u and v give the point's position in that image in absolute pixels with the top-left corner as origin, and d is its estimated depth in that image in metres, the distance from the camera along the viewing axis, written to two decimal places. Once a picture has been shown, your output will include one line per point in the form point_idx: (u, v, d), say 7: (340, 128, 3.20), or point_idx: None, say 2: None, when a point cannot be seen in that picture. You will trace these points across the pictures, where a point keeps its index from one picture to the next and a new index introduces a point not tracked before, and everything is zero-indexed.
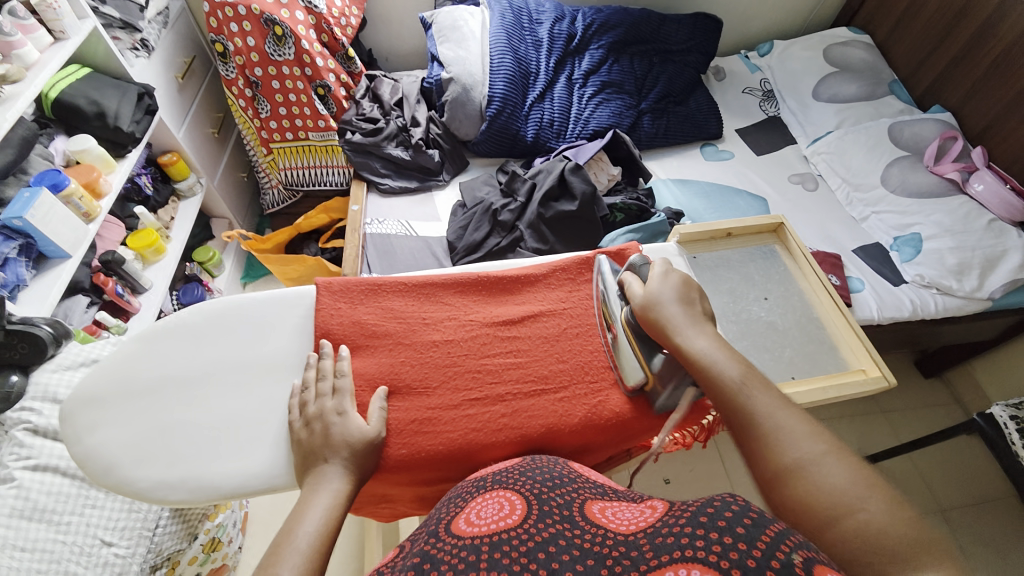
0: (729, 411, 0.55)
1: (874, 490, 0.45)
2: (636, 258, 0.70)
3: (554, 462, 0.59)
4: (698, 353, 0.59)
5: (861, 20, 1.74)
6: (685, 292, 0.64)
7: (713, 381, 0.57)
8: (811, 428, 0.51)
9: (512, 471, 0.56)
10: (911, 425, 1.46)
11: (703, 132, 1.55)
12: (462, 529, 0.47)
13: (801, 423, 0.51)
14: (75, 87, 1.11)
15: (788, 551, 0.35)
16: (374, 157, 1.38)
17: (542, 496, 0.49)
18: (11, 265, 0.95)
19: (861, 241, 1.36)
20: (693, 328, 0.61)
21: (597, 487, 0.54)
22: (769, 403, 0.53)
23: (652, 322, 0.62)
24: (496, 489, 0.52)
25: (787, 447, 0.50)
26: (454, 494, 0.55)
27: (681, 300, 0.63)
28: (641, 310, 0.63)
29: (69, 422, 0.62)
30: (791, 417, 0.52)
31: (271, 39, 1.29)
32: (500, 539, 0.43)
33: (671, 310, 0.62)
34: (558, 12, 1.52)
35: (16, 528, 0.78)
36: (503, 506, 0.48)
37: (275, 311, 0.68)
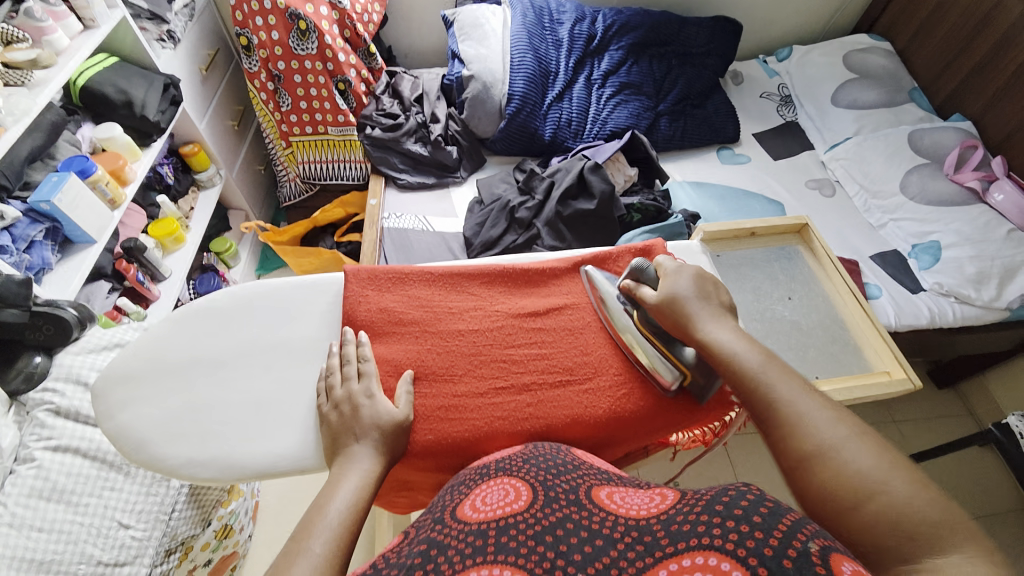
0: (750, 398, 0.54)
1: (900, 471, 0.45)
2: (637, 261, 0.68)
3: (555, 448, 0.58)
4: (719, 345, 0.58)
5: (882, 27, 1.73)
6: (703, 285, 0.63)
7: (734, 370, 0.56)
8: (834, 413, 0.51)
9: (513, 458, 0.56)
10: (924, 434, 1.44)
11: (721, 136, 1.55)
12: (467, 514, 0.46)
13: (823, 408, 0.51)
14: (103, 75, 1.13)
15: (805, 539, 0.35)
16: (393, 153, 1.39)
17: (548, 482, 0.49)
18: (37, 247, 0.97)
19: (879, 247, 1.35)
20: (713, 320, 0.60)
21: (602, 474, 0.54)
22: (790, 390, 0.53)
23: (671, 315, 0.62)
24: (499, 476, 0.52)
25: (809, 432, 0.49)
26: (457, 481, 0.55)
27: (699, 290, 0.63)
28: (660, 305, 0.63)
29: (101, 399, 0.63)
30: (814, 403, 0.51)
31: (294, 33, 1.30)
32: (508, 524, 0.43)
33: (688, 302, 0.61)
34: (578, 13, 1.53)
35: (34, 508, 0.78)
36: (508, 492, 0.48)
37: (304, 297, 0.69)
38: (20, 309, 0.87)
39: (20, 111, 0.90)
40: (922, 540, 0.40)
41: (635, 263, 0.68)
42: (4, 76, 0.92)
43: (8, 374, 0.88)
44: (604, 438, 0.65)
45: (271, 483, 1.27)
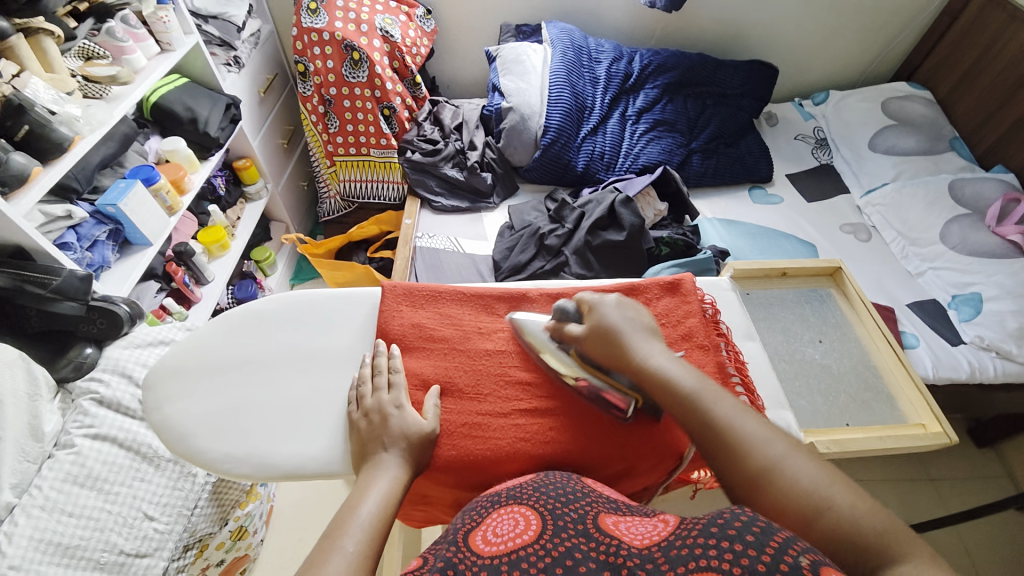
0: (692, 423, 0.56)
1: (837, 482, 0.48)
2: (558, 303, 0.69)
3: (566, 477, 0.58)
4: (657, 370, 0.59)
5: (922, 76, 1.73)
6: (630, 312, 0.65)
7: (675, 395, 0.57)
8: (769, 427, 0.54)
9: (525, 487, 0.56)
10: (961, 495, 1.36)
11: (754, 175, 1.56)
12: (479, 545, 0.47)
13: (760, 424, 0.54)
14: (173, 94, 1.23)
15: (796, 554, 0.35)
16: (430, 176, 1.45)
17: (556, 511, 0.50)
18: (100, 246, 1.04)
19: (916, 295, 1.32)
20: (647, 346, 0.62)
21: (610, 502, 0.54)
22: (729, 409, 0.55)
23: (602, 343, 0.63)
24: (509, 505, 0.52)
25: (756, 451, 0.51)
26: (470, 507, 0.55)
27: (626, 316, 0.64)
28: (591, 334, 0.64)
29: (152, 390, 0.67)
30: (751, 420, 0.54)
31: (348, 62, 1.40)
32: (520, 556, 0.44)
33: (620, 328, 0.63)
34: (616, 52, 1.59)
35: (69, 492, 0.82)
36: (518, 522, 0.48)
37: (343, 307, 0.72)
38: (78, 302, 0.93)
39: (97, 121, 0.98)
40: (876, 554, 0.43)
41: (557, 304, 0.69)
42: (84, 89, 1.01)
43: (59, 362, 0.94)
44: (629, 466, 0.65)
45: (287, 490, 1.29)
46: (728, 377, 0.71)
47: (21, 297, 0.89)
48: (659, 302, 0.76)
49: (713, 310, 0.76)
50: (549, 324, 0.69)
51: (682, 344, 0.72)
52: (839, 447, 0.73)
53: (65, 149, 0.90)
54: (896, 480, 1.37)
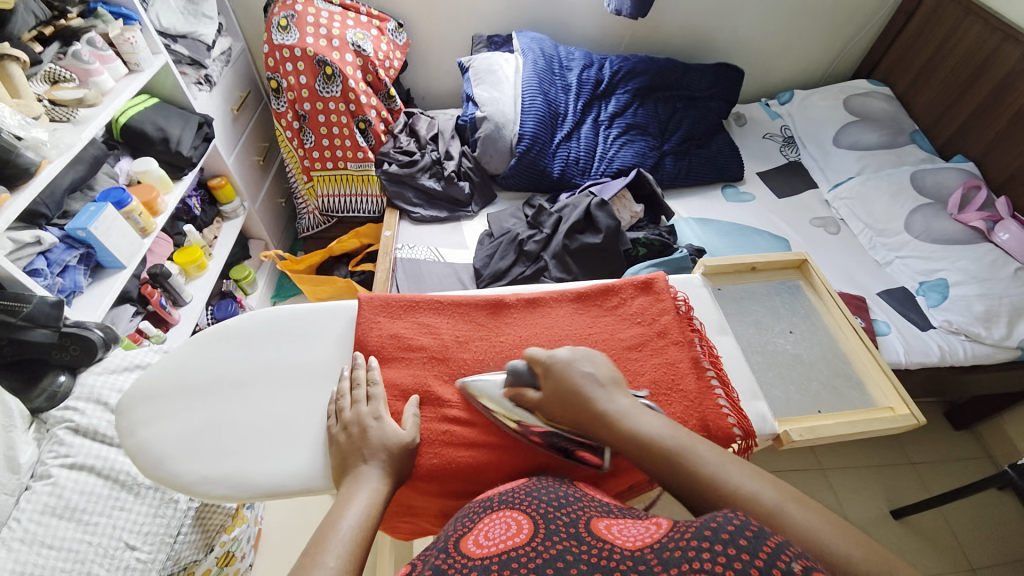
0: (679, 484, 0.54)
1: (832, 528, 0.46)
2: (512, 364, 0.66)
3: (558, 482, 0.59)
4: (631, 429, 0.57)
5: (881, 73, 1.80)
6: (586, 365, 0.63)
7: (656, 453, 0.55)
8: (756, 475, 0.52)
9: (516, 491, 0.57)
10: (941, 477, 1.40)
11: (725, 174, 1.60)
12: (470, 549, 0.47)
13: (746, 474, 0.52)
14: (143, 114, 1.22)
15: (789, 559, 0.34)
16: (408, 187, 1.46)
17: (549, 516, 0.50)
18: (71, 272, 1.02)
19: (885, 283, 1.36)
20: (615, 401, 0.60)
21: (602, 505, 0.55)
22: (712, 463, 0.53)
23: (565, 404, 0.61)
24: (502, 510, 0.53)
25: (750, 506, 0.49)
26: (461, 514, 0.56)
27: (587, 370, 0.62)
28: (552, 395, 0.61)
29: (127, 415, 0.66)
30: (736, 470, 0.52)
31: (322, 77, 1.40)
32: (510, 557, 0.44)
33: (581, 386, 0.61)
34: (587, 60, 1.62)
35: (46, 525, 0.79)
36: (511, 526, 0.49)
37: (319, 322, 0.73)
38: (50, 329, 0.91)
39: (64, 145, 0.97)
40: None
41: (510, 366, 0.66)
42: (50, 113, 1.00)
43: (32, 392, 0.91)
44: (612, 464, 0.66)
45: (274, 511, 1.28)
46: (703, 372, 0.72)
47: None
48: (634, 302, 0.77)
49: (686, 307, 0.78)
50: (506, 386, 0.66)
51: (657, 343, 0.73)
52: (812, 434, 0.75)
53: (34, 174, 0.89)
54: (877, 466, 1.41)
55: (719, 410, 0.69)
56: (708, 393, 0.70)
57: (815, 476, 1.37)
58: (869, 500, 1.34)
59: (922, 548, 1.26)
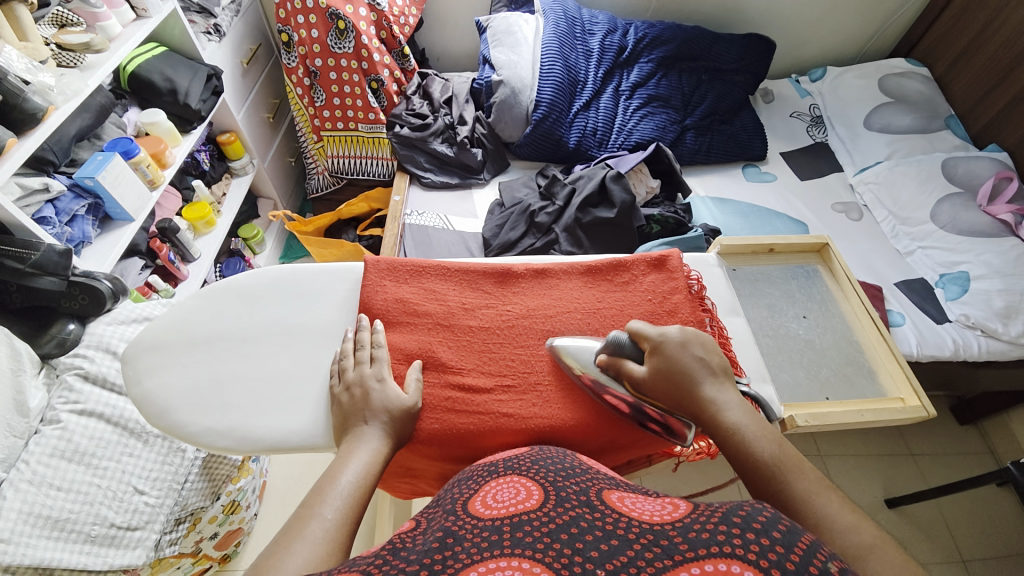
0: (766, 491, 0.51)
1: None
2: (614, 335, 0.64)
3: (561, 452, 0.58)
4: (730, 426, 0.56)
5: (921, 52, 1.71)
6: (698, 349, 0.61)
7: (748, 456, 0.54)
8: (855, 513, 0.47)
9: (521, 459, 0.57)
10: (940, 470, 1.40)
11: (748, 153, 1.54)
12: (479, 510, 0.47)
13: (843, 506, 0.48)
14: (151, 63, 1.19)
15: (824, 559, 0.35)
16: (419, 152, 1.43)
17: (559, 484, 0.49)
18: (79, 222, 1.02)
19: (904, 273, 1.32)
20: (718, 393, 0.59)
21: (610, 479, 0.54)
22: (809, 486, 0.50)
23: (667, 381, 0.59)
24: (508, 475, 0.53)
25: (838, 534, 0.45)
26: (464, 477, 0.56)
27: (698, 355, 0.60)
28: (654, 378, 0.60)
29: (132, 365, 0.66)
30: (833, 502, 0.48)
31: (334, 32, 1.35)
32: (521, 520, 0.44)
33: (690, 369, 0.59)
34: (611, 24, 1.55)
35: (55, 467, 0.82)
36: (520, 492, 0.49)
37: (325, 282, 0.72)
38: (58, 277, 0.91)
39: (71, 91, 0.94)
40: None
41: (612, 336, 0.64)
42: (57, 58, 0.97)
43: (42, 338, 0.92)
44: (610, 439, 0.65)
45: (279, 466, 1.32)
46: None
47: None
48: (645, 279, 0.76)
49: (699, 286, 0.76)
50: (602, 356, 0.65)
51: (667, 320, 0.72)
52: (816, 421, 0.74)
53: (41, 120, 0.88)
54: (877, 456, 1.41)
55: None
56: None
57: (814, 461, 1.37)
58: (866, 488, 1.35)
59: (915, 537, 1.27)
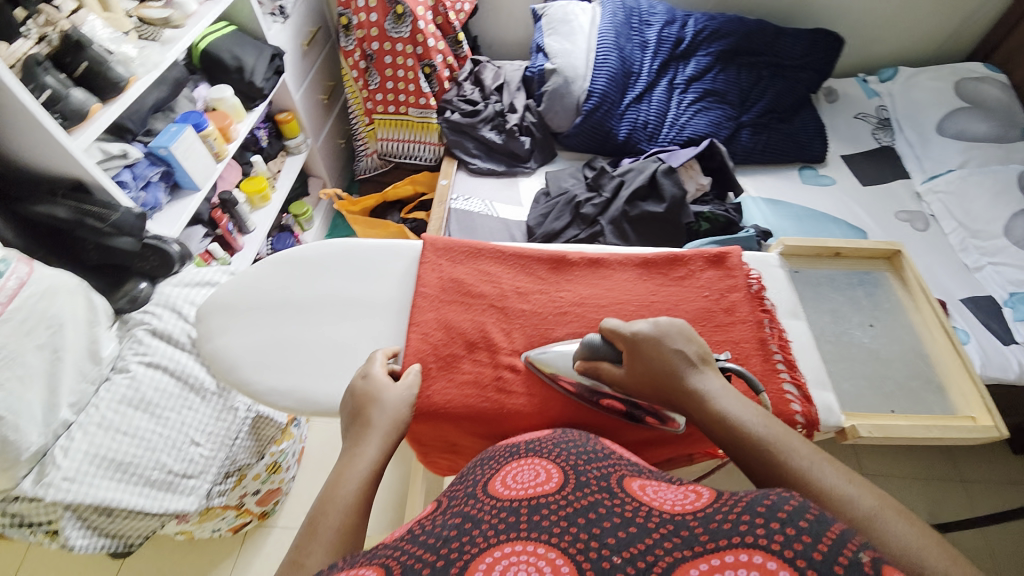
0: (761, 470, 0.48)
1: (942, 552, 0.38)
2: (591, 329, 0.63)
3: (585, 436, 0.57)
4: (716, 410, 0.53)
5: (998, 59, 1.59)
6: (677, 338, 0.58)
7: (737, 439, 0.50)
8: (853, 477, 0.45)
9: (542, 441, 0.57)
10: (993, 499, 1.31)
11: (806, 154, 1.48)
12: (498, 491, 0.48)
13: (842, 472, 0.45)
14: (222, 41, 1.24)
15: (855, 548, 0.32)
16: (468, 138, 1.44)
17: (579, 468, 0.49)
18: (152, 187, 1.08)
19: (971, 290, 1.24)
20: (697, 378, 0.55)
21: (633, 466, 0.52)
22: (806, 455, 0.47)
23: (647, 376, 0.57)
24: (530, 457, 0.53)
25: (840, 505, 0.43)
26: (486, 455, 0.56)
27: (676, 347, 0.57)
28: (631, 370, 0.58)
29: (204, 323, 0.70)
30: (832, 470, 0.45)
31: (392, 17, 1.38)
32: (539, 504, 0.44)
33: (670, 362, 0.56)
34: (669, 15, 1.50)
35: (124, 413, 0.88)
36: (539, 474, 0.49)
37: (384, 258, 0.74)
38: (134, 238, 0.98)
39: (151, 63, 1.00)
40: None
41: (585, 339, 0.62)
42: (139, 31, 1.03)
43: (116, 294, 1.00)
44: (655, 435, 0.65)
45: (316, 436, 1.37)
46: (770, 354, 0.68)
47: (80, 229, 0.94)
48: (702, 275, 0.74)
49: (759, 286, 0.73)
50: (580, 360, 0.62)
51: (723, 319, 0.70)
52: (881, 434, 0.69)
53: (122, 89, 0.93)
54: (925, 479, 1.33)
55: (783, 394, 0.65)
56: (773, 376, 0.67)
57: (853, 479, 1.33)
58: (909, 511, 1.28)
59: None
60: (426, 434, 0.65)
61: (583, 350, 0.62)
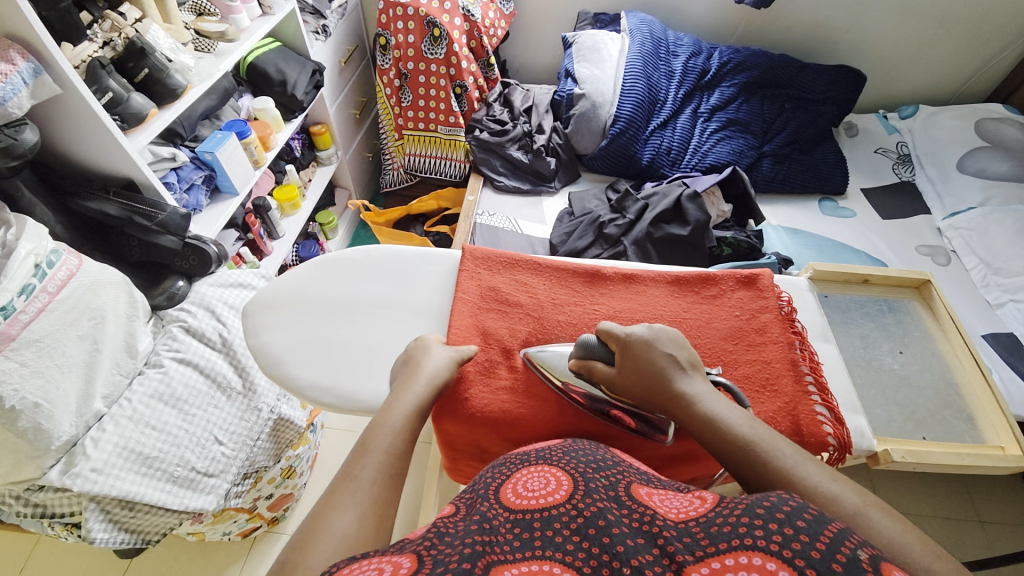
0: (750, 471, 0.50)
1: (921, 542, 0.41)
2: (584, 338, 0.65)
3: (593, 446, 0.56)
4: (705, 414, 0.55)
5: (1021, 100, 1.61)
6: (667, 345, 0.60)
7: (726, 442, 0.52)
8: (835, 474, 0.47)
9: (553, 450, 0.56)
10: (1015, 542, 1.28)
11: (827, 186, 1.50)
12: (511, 501, 0.47)
13: (824, 470, 0.48)
14: (267, 56, 1.30)
15: (853, 547, 0.32)
16: (495, 155, 1.48)
17: (588, 476, 0.49)
18: (195, 190, 1.12)
19: (993, 326, 1.24)
20: (686, 383, 0.58)
21: (642, 473, 0.52)
22: (791, 455, 0.49)
23: (639, 380, 0.59)
24: (539, 464, 0.52)
25: (827, 502, 0.45)
26: (497, 464, 0.55)
27: (668, 351, 0.60)
28: (623, 375, 0.60)
29: (249, 319, 0.72)
30: (815, 468, 0.48)
31: (428, 38, 1.43)
32: (552, 516, 0.43)
33: (661, 365, 0.59)
34: (695, 47, 1.56)
35: (154, 408, 0.89)
36: (549, 482, 0.48)
37: (425, 266, 0.77)
38: (177, 238, 1.02)
39: (206, 74, 1.05)
40: None
41: (582, 339, 0.64)
42: (195, 44, 1.08)
43: (155, 291, 1.02)
44: (691, 449, 0.65)
45: (329, 441, 1.38)
46: (800, 375, 0.69)
47: (128, 226, 0.98)
48: (733, 295, 0.75)
49: (790, 308, 0.74)
50: (573, 361, 0.64)
51: (754, 338, 0.72)
52: (914, 458, 0.71)
53: (178, 96, 0.98)
54: (944, 518, 1.30)
55: (815, 416, 0.66)
56: (805, 398, 0.67)
57: None
58: None
59: None
60: (459, 438, 0.66)
61: (576, 358, 0.64)
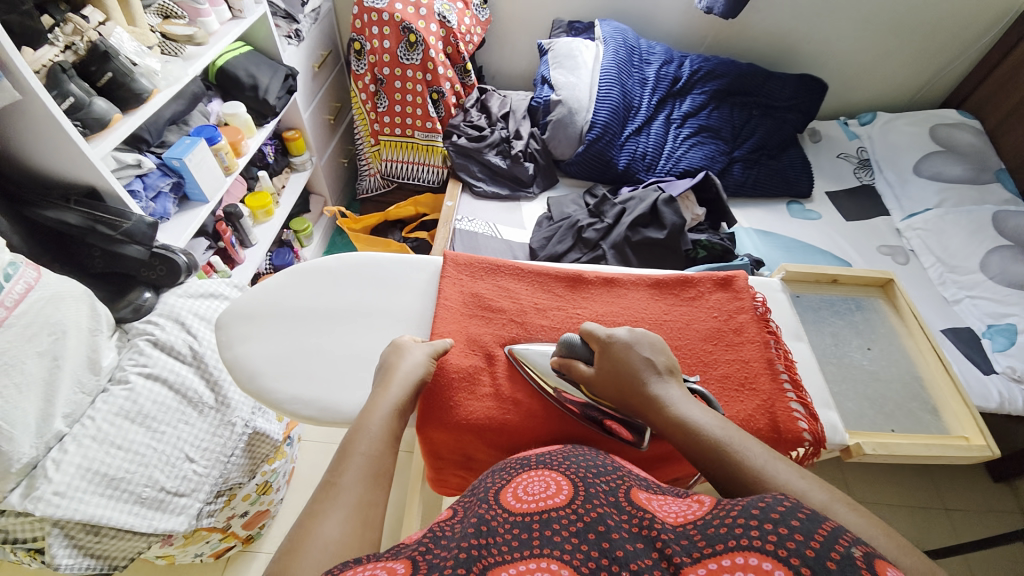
0: (721, 472, 0.50)
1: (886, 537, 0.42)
2: (567, 338, 0.66)
3: (594, 451, 0.56)
4: (678, 417, 0.55)
5: (970, 107, 1.70)
6: (644, 349, 0.61)
7: (699, 444, 0.52)
8: (803, 474, 0.48)
9: (553, 455, 0.56)
10: (976, 526, 1.34)
11: (794, 189, 1.55)
12: (511, 504, 0.47)
13: (793, 470, 0.49)
14: (238, 60, 1.27)
15: (847, 545, 0.33)
16: (473, 161, 1.48)
17: (588, 481, 0.49)
18: (162, 198, 1.08)
19: (951, 321, 1.30)
20: (660, 386, 0.58)
21: (642, 479, 0.52)
22: (761, 455, 0.50)
23: (615, 383, 0.59)
24: (539, 469, 0.52)
25: (796, 501, 0.46)
26: (497, 468, 0.55)
27: (645, 355, 0.60)
28: (601, 379, 0.61)
29: (224, 330, 0.70)
30: (784, 468, 0.49)
31: (404, 44, 1.42)
32: (551, 518, 0.43)
33: (638, 368, 0.59)
34: (667, 55, 1.60)
35: (119, 426, 0.85)
36: (549, 486, 0.48)
37: (407, 272, 0.76)
38: (143, 247, 0.97)
39: (173, 78, 1.02)
40: None
41: (565, 337, 0.66)
42: (162, 46, 1.05)
43: (119, 304, 0.98)
44: (670, 450, 0.66)
45: (307, 454, 1.34)
46: (776, 373, 0.71)
47: (91, 236, 0.93)
48: (711, 297, 0.77)
49: (764, 308, 0.77)
50: (557, 358, 0.66)
51: (732, 339, 0.73)
52: (885, 450, 0.73)
53: (143, 101, 0.95)
54: (909, 506, 1.36)
55: (791, 413, 0.68)
56: (781, 395, 0.69)
57: None
58: None
59: None
60: (444, 445, 0.66)
61: (560, 357, 0.65)
